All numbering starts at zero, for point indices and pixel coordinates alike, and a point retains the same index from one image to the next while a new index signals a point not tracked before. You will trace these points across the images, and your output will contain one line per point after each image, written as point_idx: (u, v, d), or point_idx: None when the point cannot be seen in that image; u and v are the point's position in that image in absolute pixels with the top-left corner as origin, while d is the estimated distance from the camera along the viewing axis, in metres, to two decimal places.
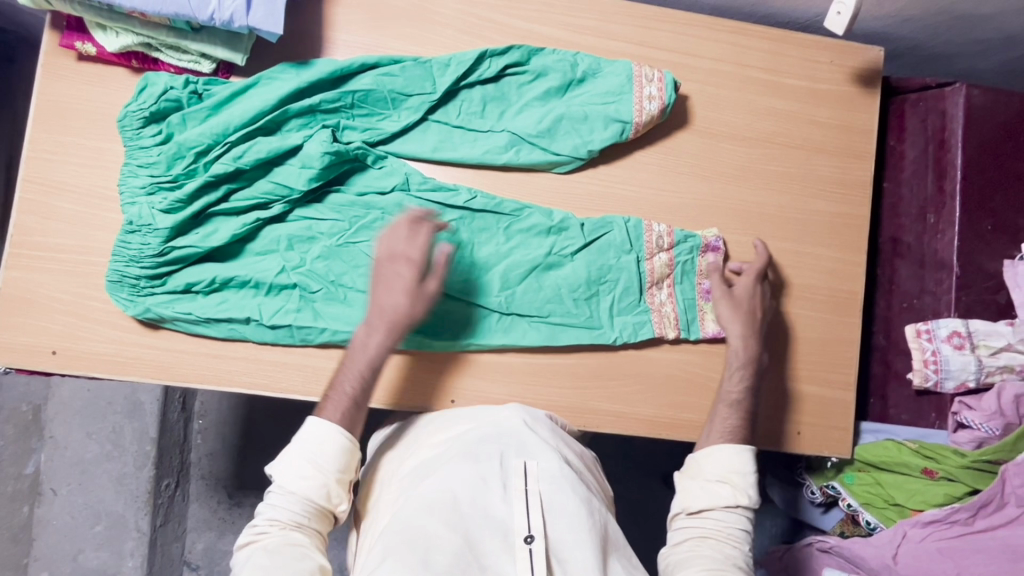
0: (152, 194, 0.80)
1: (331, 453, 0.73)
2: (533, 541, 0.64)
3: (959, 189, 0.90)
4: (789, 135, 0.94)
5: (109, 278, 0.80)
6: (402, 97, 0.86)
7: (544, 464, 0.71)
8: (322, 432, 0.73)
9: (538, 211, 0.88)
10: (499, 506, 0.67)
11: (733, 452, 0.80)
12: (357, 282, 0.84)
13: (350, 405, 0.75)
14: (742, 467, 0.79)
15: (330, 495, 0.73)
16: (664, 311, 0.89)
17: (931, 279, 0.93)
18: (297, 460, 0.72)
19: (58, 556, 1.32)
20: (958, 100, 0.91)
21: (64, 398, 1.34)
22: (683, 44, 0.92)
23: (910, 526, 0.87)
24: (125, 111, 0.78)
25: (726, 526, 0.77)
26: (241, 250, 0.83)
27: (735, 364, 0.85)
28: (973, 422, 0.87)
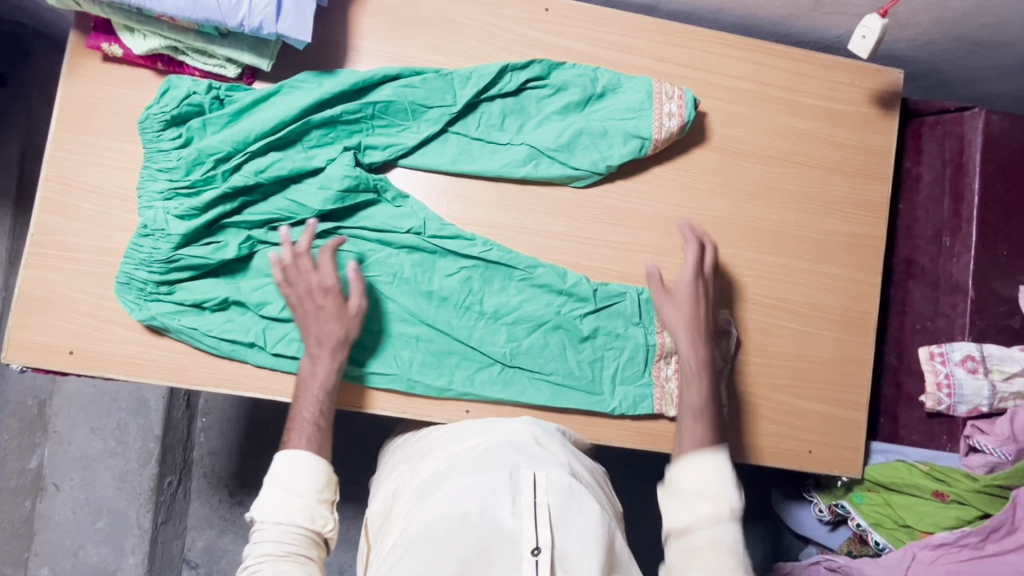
0: (169, 199, 0.80)
1: (307, 478, 0.72)
2: (540, 554, 0.62)
3: (976, 214, 0.91)
4: (809, 155, 0.94)
5: (118, 279, 0.80)
6: (422, 110, 0.86)
7: (554, 475, 0.70)
8: (294, 462, 0.73)
9: (550, 269, 0.87)
10: (508, 517, 0.65)
11: (713, 464, 0.71)
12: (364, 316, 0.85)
13: (313, 431, 0.76)
14: (717, 471, 0.70)
15: (315, 517, 0.71)
16: (667, 386, 0.88)
17: (945, 302, 0.93)
18: (276, 492, 0.71)
19: (59, 551, 1.32)
20: (977, 125, 0.91)
21: (70, 393, 1.34)
22: (704, 61, 0.93)
23: (919, 548, 0.87)
24: (147, 114, 0.78)
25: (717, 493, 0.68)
26: (249, 267, 0.83)
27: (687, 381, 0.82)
28: (986, 447, 0.88)
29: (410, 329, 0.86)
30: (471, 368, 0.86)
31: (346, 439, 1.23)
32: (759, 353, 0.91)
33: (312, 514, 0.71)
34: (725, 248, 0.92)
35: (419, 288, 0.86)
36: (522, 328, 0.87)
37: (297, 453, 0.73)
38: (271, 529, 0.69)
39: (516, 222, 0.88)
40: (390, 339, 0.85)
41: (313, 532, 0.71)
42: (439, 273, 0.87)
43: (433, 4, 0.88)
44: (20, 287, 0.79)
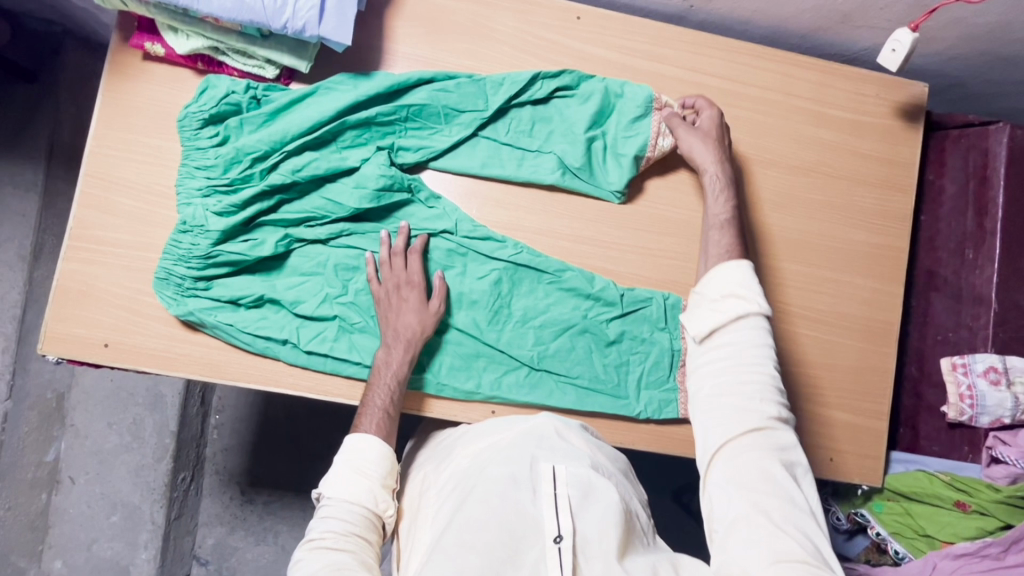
0: (207, 197, 0.81)
1: (374, 461, 0.77)
2: (562, 541, 0.65)
3: (1000, 227, 0.91)
4: (834, 165, 0.95)
5: (157, 274, 0.81)
6: (455, 114, 0.87)
7: (572, 468, 0.72)
8: (370, 442, 0.78)
9: (578, 274, 0.88)
10: (529, 507, 0.68)
11: (732, 271, 0.79)
12: None
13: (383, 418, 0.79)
14: (741, 277, 0.79)
15: (377, 499, 0.76)
16: None
17: (968, 313, 0.94)
18: (346, 472, 0.76)
19: (73, 545, 1.33)
20: (1002, 139, 0.92)
21: (89, 387, 1.35)
22: (732, 71, 0.94)
23: (940, 558, 0.88)
24: (185, 112, 0.80)
25: (749, 353, 0.76)
26: (282, 265, 0.85)
27: (713, 190, 0.86)
28: (1008, 458, 0.88)
29: (440, 330, 0.86)
30: (498, 371, 0.87)
31: None
32: (782, 359, 0.92)
33: (376, 498, 0.76)
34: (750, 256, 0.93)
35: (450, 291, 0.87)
36: (547, 331, 0.88)
37: (369, 435, 0.78)
38: (337, 505, 0.74)
39: (545, 225, 0.90)
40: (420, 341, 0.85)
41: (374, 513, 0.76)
42: (469, 275, 0.87)
43: (469, 11, 0.89)
44: (57, 280, 0.81)
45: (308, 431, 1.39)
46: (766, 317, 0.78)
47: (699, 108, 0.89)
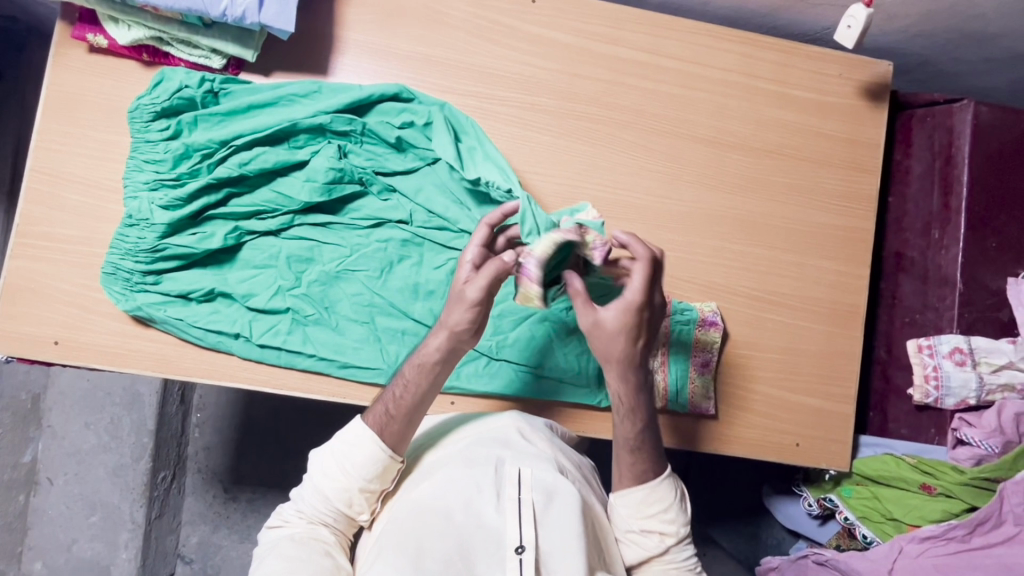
0: (154, 190, 0.80)
1: (358, 462, 0.70)
2: (524, 552, 0.61)
3: (965, 205, 0.90)
4: (797, 147, 0.94)
5: (104, 270, 0.80)
6: (411, 143, 0.85)
7: (539, 472, 0.68)
8: (365, 439, 0.71)
9: None
10: (491, 515, 0.64)
11: (643, 492, 0.73)
12: (349, 310, 0.84)
13: (389, 417, 0.71)
14: (662, 501, 0.73)
15: (351, 501, 0.71)
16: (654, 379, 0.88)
17: (934, 295, 0.93)
18: (330, 462, 0.71)
19: (53, 545, 1.32)
20: (966, 117, 0.91)
21: (63, 388, 1.33)
22: (691, 53, 0.92)
23: (906, 542, 0.87)
24: (136, 104, 0.78)
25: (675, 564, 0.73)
26: (234, 258, 0.83)
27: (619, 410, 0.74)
28: (972, 439, 0.87)
29: (396, 323, 0.85)
30: None
31: None
32: (746, 344, 0.91)
33: (348, 501, 0.71)
34: (712, 241, 0.91)
35: (405, 286, 0.85)
36: (506, 321, 0.87)
37: (365, 430, 0.71)
38: (316, 493, 0.71)
39: None
40: (375, 334, 0.84)
41: (346, 512, 0.71)
42: (426, 266, 0.86)
43: None
44: (5, 277, 0.80)
45: (285, 427, 1.39)
46: (675, 482, 0.76)
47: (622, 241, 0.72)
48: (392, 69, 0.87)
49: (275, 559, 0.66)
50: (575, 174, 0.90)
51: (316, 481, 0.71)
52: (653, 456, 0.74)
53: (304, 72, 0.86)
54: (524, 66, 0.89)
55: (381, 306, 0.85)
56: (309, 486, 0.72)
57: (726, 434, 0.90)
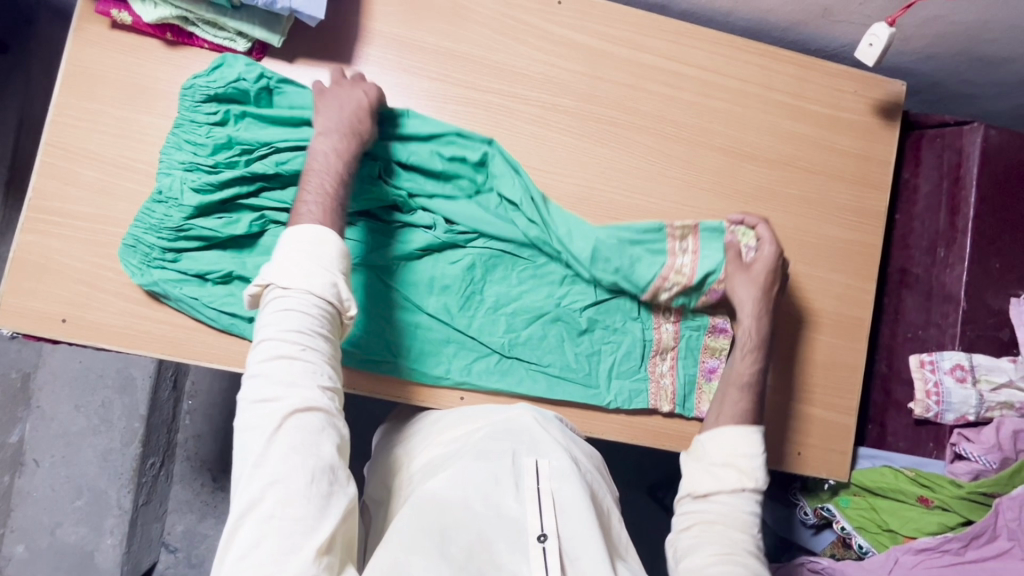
0: (189, 172, 0.80)
1: (337, 264, 0.68)
2: (546, 540, 0.63)
3: (971, 226, 0.92)
4: (810, 161, 0.95)
5: (124, 241, 0.79)
6: (455, 174, 0.86)
7: (555, 463, 0.71)
8: (319, 238, 0.68)
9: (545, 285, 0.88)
10: (511, 504, 0.67)
11: (743, 434, 0.80)
12: (365, 302, 0.83)
13: (322, 202, 0.72)
14: (751, 447, 0.79)
15: (339, 296, 0.68)
16: (663, 383, 0.89)
17: (937, 311, 0.94)
18: (304, 267, 0.66)
19: (36, 529, 1.28)
20: (976, 139, 0.92)
21: (55, 368, 1.31)
22: (714, 63, 0.94)
23: (901, 553, 0.89)
24: (192, 83, 0.78)
25: (738, 511, 0.76)
26: (254, 244, 0.83)
27: (743, 345, 0.84)
28: (971, 453, 0.90)
29: (410, 318, 0.85)
30: (468, 358, 0.85)
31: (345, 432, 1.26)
32: None
33: (338, 297, 0.67)
34: None
35: (427, 289, 0.85)
36: (483, 311, 0.86)
37: (319, 229, 0.69)
38: (296, 308, 0.64)
39: None
40: (388, 326, 0.84)
41: (333, 310, 0.67)
42: (443, 260, 0.86)
43: None
44: (14, 251, 0.78)
45: None
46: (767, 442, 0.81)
47: (753, 223, 0.87)
48: (416, 61, 0.87)
49: (279, 439, 0.59)
50: (594, 175, 0.90)
51: (287, 310, 0.64)
52: (754, 407, 0.83)
53: (328, 59, 0.86)
54: (547, 67, 0.90)
55: (399, 306, 0.84)
56: (275, 319, 0.64)
57: None
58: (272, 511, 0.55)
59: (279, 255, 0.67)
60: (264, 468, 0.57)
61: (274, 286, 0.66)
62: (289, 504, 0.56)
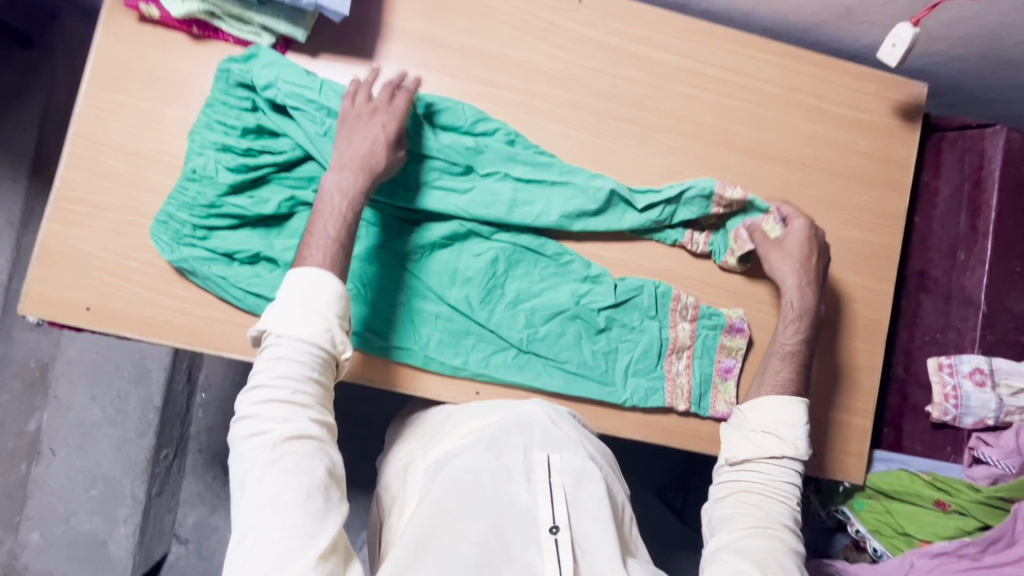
0: (221, 151, 0.81)
1: (330, 309, 0.70)
2: (559, 533, 0.65)
3: (992, 229, 0.92)
4: (829, 162, 0.95)
5: (156, 217, 0.80)
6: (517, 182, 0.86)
7: (568, 457, 0.72)
8: (314, 284, 0.70)
9: (569, 280, 0.88)
10: (524, 496, 0.68)
11: (784, 404, 0.83)
12: (386, 288, 0.84)
13: (328, 253, 0.73)
14: (791, 417, 0.83)
15: (334, 340, 0.70)
16: (679, 381, 0.89)
17: (956, 314, 0.94)
18: (297, 311, 0.69)
19: (51, 517, 1.30)
20: (998, 141, 0.92)
21: (73, 359, 1.33)
22: (733, 62, 0.94)
23: (918, 557, 0.88)
24: (227, 67, 0.80)
25: (777, 481, 0.82)
26: (282, 225, 0.84)
27: (790, 317, 0.87)
28: (990, 458, 0.89)
29: (431, 306, 0.85)
30: (486, 351, 0.86)
31: (355, 424, 1.27)
32: None
33: (330, 341, 0.70)
34: None
35: (448, 275, 0.86)
36: (505, 305, 0.87)
37: (314, 274, 0.71)
38: (288, 349, 0.68)
39: None
40: (409, 314, 0.84)
41: (329, 356, 0.70)
42: (467, 253, 0.86)
43: None
44: (40, 240, 0.80)
45: None
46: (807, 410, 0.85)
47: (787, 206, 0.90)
48: (437, 58, 0.88)
49: (273, 465, 0.62)
50: (611, 174, 0.90)
51: (281, 357, 0.68)
52: (796, 379, 0.86)
53: (349, 54, 0.86)
54: (568, 65, 0.90)
55: (419, 294, 0.85)
56: (268, 362, 0.68)
57: None
58: (264, 532, 0.59)
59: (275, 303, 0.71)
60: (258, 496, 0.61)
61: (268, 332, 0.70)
62: (284, 523, 0.59)
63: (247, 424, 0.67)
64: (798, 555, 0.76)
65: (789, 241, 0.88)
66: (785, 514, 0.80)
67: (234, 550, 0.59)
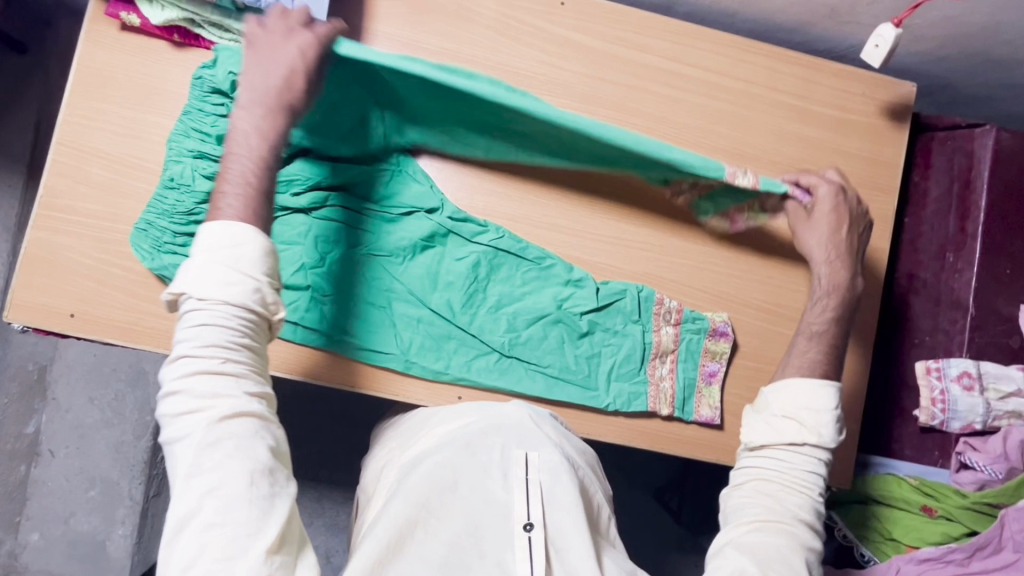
0: (199, 159, 0.81)
1: (257, 267, 0.64)
2: (533, 529, 0.64)
3: (981, 231, 0.91)
4: (816, 163, 0.94)
5: (138, 225, 0.81)
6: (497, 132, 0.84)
7: (546, 455, 0.72)
8: (237, 240, 0.63)
9: (551, 284, 0.88)
10: (500, 492, 0.67)
11: (810, 390, 0.77)
12: (367, 292, 0.84)
13: (245, 198, 0.66)
14: (819, 404, 0.76)
15: (263, 300, 0.64)
16: (662, 386, 0.88)
17: (945, 317, 0.93)
18: (217, 270, 0.62)
19: (50, 517, 1.31)
20: (988, 142, 0.91)
21: (70, 361, 1.34)
22: (718, 64, 0.93)
23: (904, 562, 0.87)
24: (201, 74, 0.80)
25: (798, 471, 0.76)
26: None
27: (822, 291, 0.84)
28: (977, 464, 0.88)
29: (412, 310, 0.85)
30: (468, 355, 0.86)
31: (346, 427, 1.28)
32: (756, 356, 0.91)
33: (259, 303, 0.64)
34: (725, 252, 0.92)
35: (428, 277, 0.86)
36: (486, 310, 0.87)
37: (236, 230, 0.64)
38: (212, 315, 0.61)
39: (519, 211, 0.89)
40: (391, 319, 0.84)
41: (259, 318, 0.64)
42: (448, 257, 0.86)
43: None
44: (25, 248, 0.80)
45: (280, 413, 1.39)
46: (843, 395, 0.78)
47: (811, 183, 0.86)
48: None
49: (210, 450, 0.58)
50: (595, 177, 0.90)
51: (206, 326, 0.61)
52: (824, 360, 0.81)
53: None
54: (551, 68, 0.90)
55: (400, 298, 0.85)
56: (193, 331, 0.61)
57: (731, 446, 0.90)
58: (206, 523, 0.56)
59: (193, 260, 0.63)
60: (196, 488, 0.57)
61: (187, 296, 0.62)
62: (225, 514, 0.56)
63: (172, 400, 0.61)
64: (813, 552, 0.72)
65: (818, 211, 0.85)
66: (804, 507, 0.74)
67: (172, 542, 0.56)
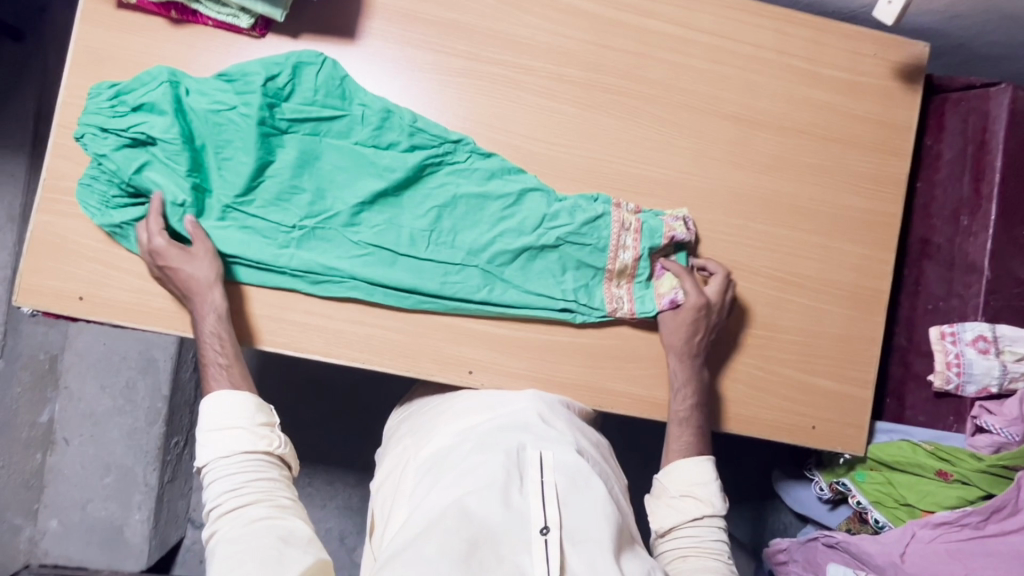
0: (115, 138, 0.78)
1: (237, 441, 0.74)
2: (549, 532, 0.62)
3: (997, 192, 0.89)
4: (826, 128, 0.92)
5: (81, 181, 0.80)
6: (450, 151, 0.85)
7: (562, 456, 0.71)
8: (221, 398, 0.75)
9: (523, 214, 0.85)
10: (515, 496, 0.65)
11: (693, 465, 0.84)
12: (329, 245, 0.82)
13: (228, 368, 0.77)
14: (705, 480, 0.83)
15: (262, 440, 0.75)
16: (616, 292, 0.86)
17: (959, 282, 0.92)
18: (214, 448, 0.74)
19: (68, 504, 1.32)
20: (1003, 100, 0.89)
21: (81, 350, 1.34)
22: (726, 28, 0.91)
23: (918, 527, 0.87)
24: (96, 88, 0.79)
25: (706, 540, 0.80)
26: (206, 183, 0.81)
27: (682, 386, 0.85)
28: (993, 426, 0.87)
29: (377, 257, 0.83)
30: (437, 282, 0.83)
31: (354, 408, 1.29)
32: (766, 326, 0.90)
33: (253, 444, 0.74)
34: (734, 221, 0.90)
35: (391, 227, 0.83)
36: (456, 255, 0.84)
37: (217, 392, 0.76)
38: (219, 465, 0.73)
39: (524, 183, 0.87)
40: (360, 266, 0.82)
41: (260, 460, 0.74)
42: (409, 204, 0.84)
43: None
44: (31, 231, 0.80)
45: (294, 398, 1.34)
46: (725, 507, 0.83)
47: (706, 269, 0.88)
48: (418, 34, 0.86)
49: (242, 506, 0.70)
50: (601, 148, 0.88)
51: (222, 456, 0.73)
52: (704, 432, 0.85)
53: (332, 34, 0.85)
54: (554, 37, 0.88)
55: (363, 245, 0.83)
56: (209, 489, 0.72)
57: (742, 414, 0.90)
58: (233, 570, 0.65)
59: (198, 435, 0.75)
60: (233, 544, 0.66)
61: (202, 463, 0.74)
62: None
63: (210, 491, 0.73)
64: None
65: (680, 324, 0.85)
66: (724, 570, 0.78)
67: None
